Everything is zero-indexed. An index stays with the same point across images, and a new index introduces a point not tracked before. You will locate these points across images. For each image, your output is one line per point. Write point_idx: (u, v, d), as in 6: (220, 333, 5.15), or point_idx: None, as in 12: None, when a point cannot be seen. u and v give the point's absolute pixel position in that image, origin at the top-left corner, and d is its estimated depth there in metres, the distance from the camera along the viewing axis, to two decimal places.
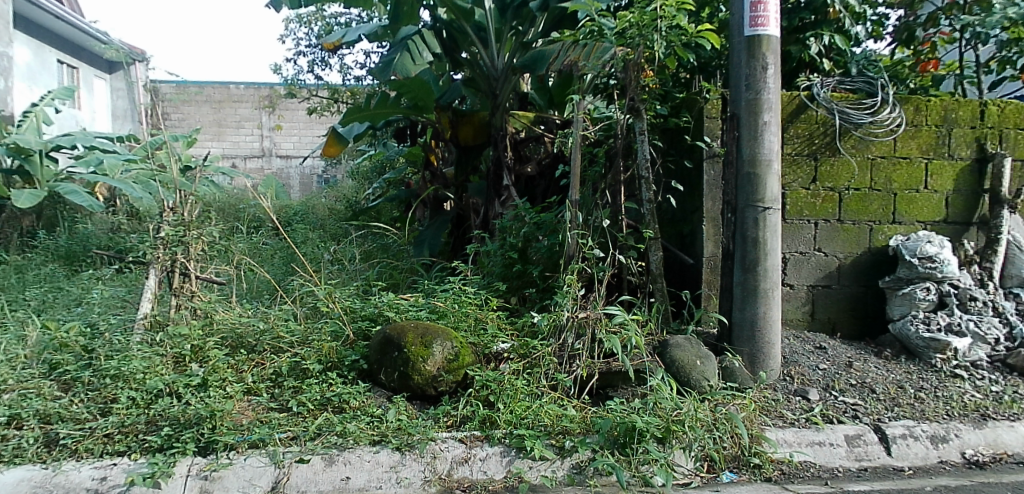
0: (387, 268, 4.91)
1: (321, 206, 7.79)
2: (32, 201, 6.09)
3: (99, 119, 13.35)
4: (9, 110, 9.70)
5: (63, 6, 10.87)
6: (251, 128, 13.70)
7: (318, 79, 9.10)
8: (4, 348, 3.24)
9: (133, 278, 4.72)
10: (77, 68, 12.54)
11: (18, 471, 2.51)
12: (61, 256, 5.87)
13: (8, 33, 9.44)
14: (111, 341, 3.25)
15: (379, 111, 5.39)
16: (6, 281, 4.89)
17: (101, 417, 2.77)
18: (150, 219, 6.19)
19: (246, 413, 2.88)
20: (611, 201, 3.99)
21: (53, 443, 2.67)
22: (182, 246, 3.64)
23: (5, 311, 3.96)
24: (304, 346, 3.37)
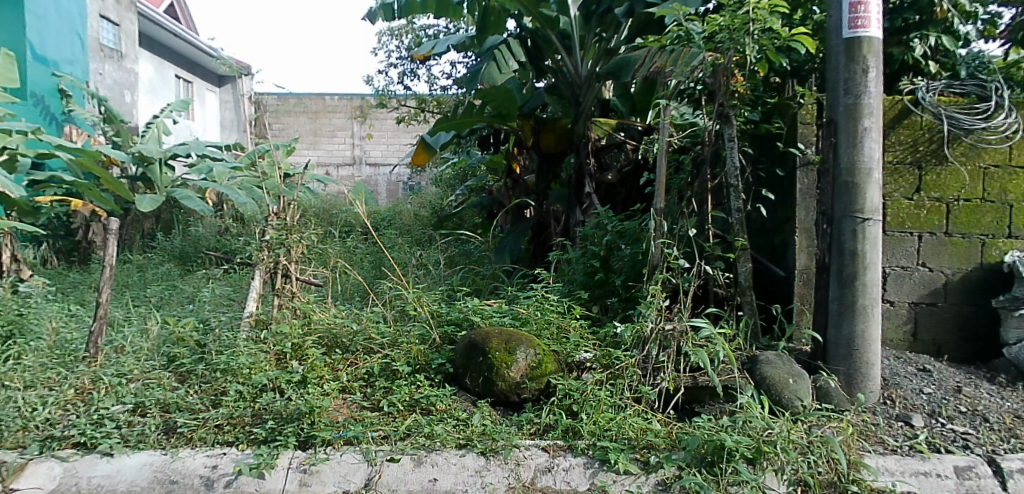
0: (470, 274, 5.03)
1: (407, 212, 8.04)
2: (153, 205, 6.61)
3: (209, 130, 14.36)
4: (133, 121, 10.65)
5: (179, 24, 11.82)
6: (344, 137, 14.35)
7: (408, 89, 9.40)
8: (131, 341, 3.56)
9: (239, 278, 5.06)
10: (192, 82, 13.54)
11: (142, 455, 2.74)
12: (175, 256, 6.37)
13: (133, 50, 10.44)
14: (221, 337, 3.50)
15: (464, 119, 5.51)
16: (129, 278, 5.35)
17: (213, 408, 2.99)
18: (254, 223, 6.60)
19: (342, 410, 3.05)
20: (697, 210, 3.90)
21: (171, 430, 2.90)
22: (284, 249, 3.87)
23: (132, 307, 4.37)
24: (394, 347, 3.52)
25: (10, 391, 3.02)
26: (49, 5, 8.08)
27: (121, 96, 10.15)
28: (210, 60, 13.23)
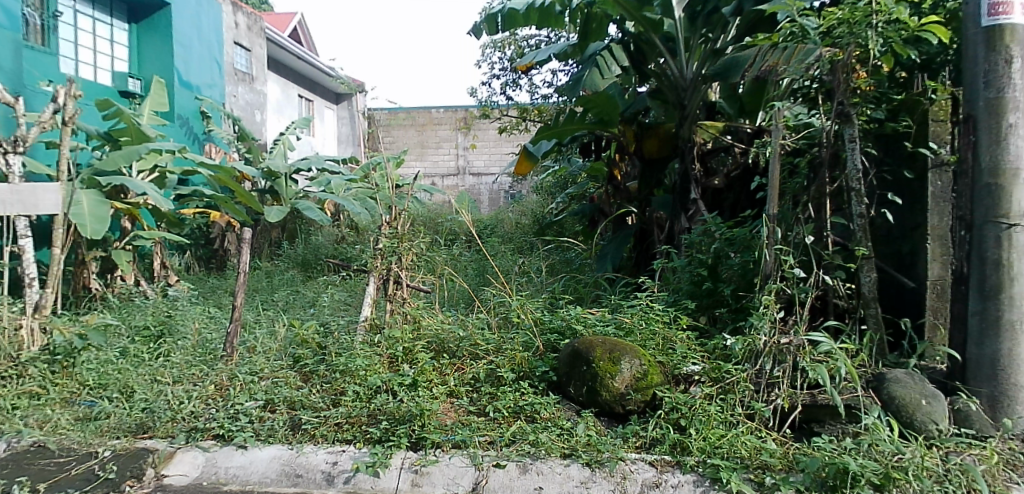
0: (572, 282, 5.04)
1: (509, 220, 8.18)
2: (279, 215, 7.17)
3: (327, 144, 15.31)
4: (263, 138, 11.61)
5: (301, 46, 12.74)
6: (449, 148, 14.83)
7: (510, 99, 9.55)
8: (262, 342, 3.91)
9: (355, 285, 5.38)
10: (313, 101, 14.51)
11: (271, 449, 2.96)
12: (298, 263, 6.88)
13: (262, 73, 11.40)
14: (339, 339, 3.75)
15: (566, 127, 5.52)
16: (259, 283, 5.84)
17: (333, 407, 3.19)
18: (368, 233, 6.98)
19: (450, 413, 3.15)
20: (814, 216, 3.68)
21: (296, 427, 3.13)
22: (395, 257, 4.07)
23: (262, 311, 4.76)
24: (498, 354, 3.59)
25: (164, 386, 3.48)
26: (193, 35, 8.96)
27: (252, 116, 11.11)
28: (329, 79, 14.10)
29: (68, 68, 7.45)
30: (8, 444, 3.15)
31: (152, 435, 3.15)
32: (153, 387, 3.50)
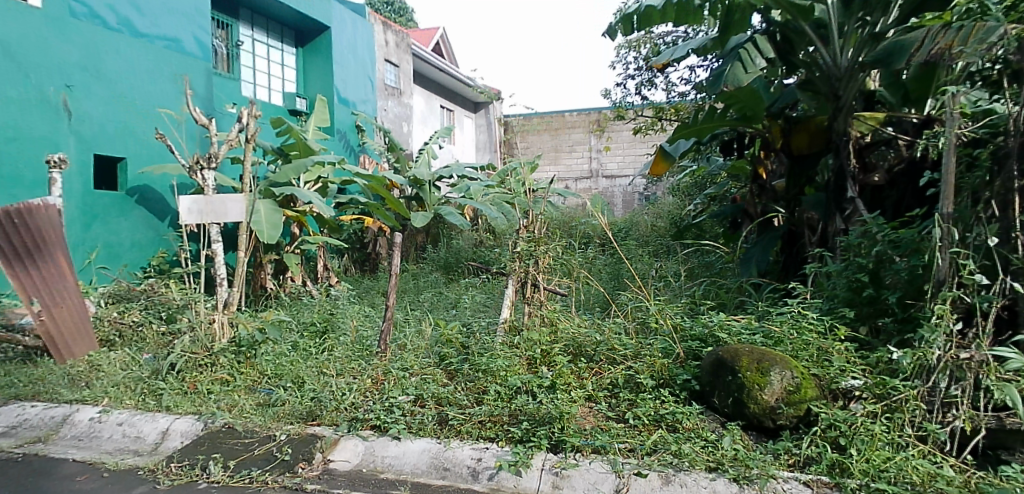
0: (712, 287, 4.90)
1: (645, 223, 8.06)
2: (424, 220, 7.60)
3: (467, 151, 15.94)
4: (410, 148, 12.44)
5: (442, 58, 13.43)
6: (582, 151, 14.88)
7: (645, 99, 9.38)
8: (412, 339, 4.40)
9: (496, 290, 5.62)
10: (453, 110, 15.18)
11: (422, 442, 3.22)
12: (441, 266, 7.46)
13: (409, 87, 12.28)
14: (480, 340, 4.03)
15: (706, 124, 5.31)
16: (409, 285, 6.49)
17: (476, 405, 3.42)
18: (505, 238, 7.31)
19: (589, 418, 3.20)
20: (1000, 215, 3.13)
21: (443, 421, 3.38)
22: (533, 260, 4.17)
23: (410, 310, 5.40)
24: (636, 359, 3.57)
25: (329, 378, 3.98)
26: (348, 56, 10.08)
27: (399, 128, 12.04)
28: (467, 88, 14.69)
29: (249, 91, 8.69)
30: (204, 424, 3.69)
31: (320, 423, 3.58)
32: (320, 378, 4.00)
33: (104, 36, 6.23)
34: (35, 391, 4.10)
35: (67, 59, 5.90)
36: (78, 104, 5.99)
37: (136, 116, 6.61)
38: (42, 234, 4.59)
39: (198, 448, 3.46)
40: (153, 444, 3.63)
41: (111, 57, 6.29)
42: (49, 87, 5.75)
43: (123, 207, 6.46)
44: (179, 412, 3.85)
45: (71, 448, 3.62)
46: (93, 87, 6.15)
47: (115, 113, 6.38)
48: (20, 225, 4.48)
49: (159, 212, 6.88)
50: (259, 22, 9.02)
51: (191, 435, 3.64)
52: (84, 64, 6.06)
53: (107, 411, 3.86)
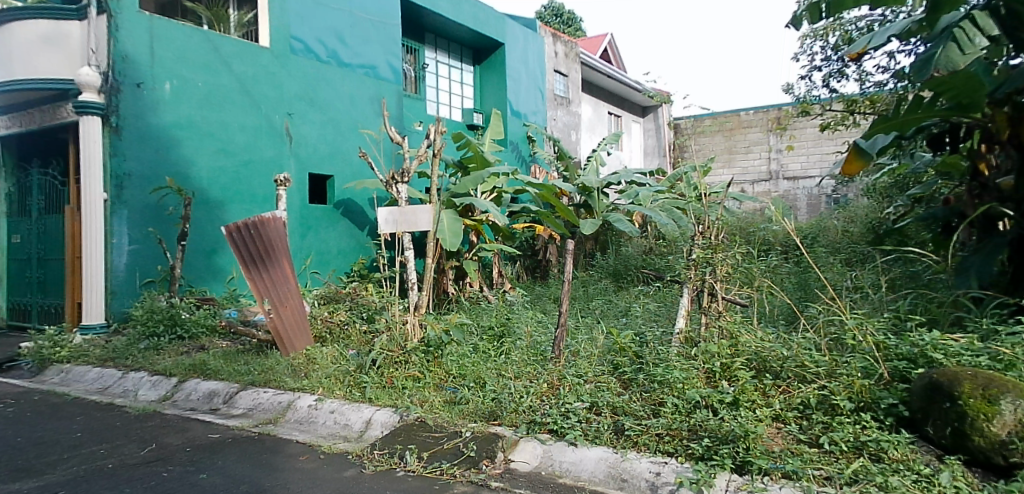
0: (920, 301, 4.38)
1: (835, 229, 7.40)
2: (592, 228, 7.76)
3: (635, 157, 15.75)
4: (578, 155, 12.68)
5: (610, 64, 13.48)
6: (760, 152, 14.01)
7: (834, 92, 8.57)
8: (586, 347, 4.47)
9: (673, 301, 5.52)
10: (621, 116, 15.10)
11: (598, 450, 3.27)
12: (610, 273, 7.47)
13: (577, 95, 12.67)
14: (655, 350, 3.97)
15: (910, 116, 4.64)
16: (579, 293, 6.63)
17: (654, 417, 3.39)
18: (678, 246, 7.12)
19: (777, 439, 3.02)
20: None
21: (619, 431, 3.40)
22: (710, 268, 4.00)
23: (582, 317, 5.54)
24: (831, 379, 3.27)
25: (508, 380, 4.19)
26: (520, 68, 11.03)
27: (569, 136, 12.50)
28: (636, 92, 14.54)
29: (433, 109, 10.11)
30: (399, 416, 4.06)
31: (501, 423, 3.78)
32: (500, 380, 4.23)
33: (315, 69, 8.08)
34: (266, 379, 4.82)
35: (289, 92, 7.76)
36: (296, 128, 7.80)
37: (338, 135, 8.39)
38: (269, 243, 5.42)
39: (395, 439, 3.82)
40: (358, 431, 4.08)
41: (319, 88, 8.09)
42: (277, 115, 7.61)
43: (332, 220, 8.20)
44: (379, 404, 4.29)
45: (295, 430, 4.18)
46: (307, 113, 7.97)
47: (323, 134, 8.18)
48: (253, 235, 5.31)
49: (358, 222, 8.61)
50: (441, 45, 10.39)
51: (390, 426, 4.02)
52: (301, 95, 7.91)
53: (322, 399, 4.42)
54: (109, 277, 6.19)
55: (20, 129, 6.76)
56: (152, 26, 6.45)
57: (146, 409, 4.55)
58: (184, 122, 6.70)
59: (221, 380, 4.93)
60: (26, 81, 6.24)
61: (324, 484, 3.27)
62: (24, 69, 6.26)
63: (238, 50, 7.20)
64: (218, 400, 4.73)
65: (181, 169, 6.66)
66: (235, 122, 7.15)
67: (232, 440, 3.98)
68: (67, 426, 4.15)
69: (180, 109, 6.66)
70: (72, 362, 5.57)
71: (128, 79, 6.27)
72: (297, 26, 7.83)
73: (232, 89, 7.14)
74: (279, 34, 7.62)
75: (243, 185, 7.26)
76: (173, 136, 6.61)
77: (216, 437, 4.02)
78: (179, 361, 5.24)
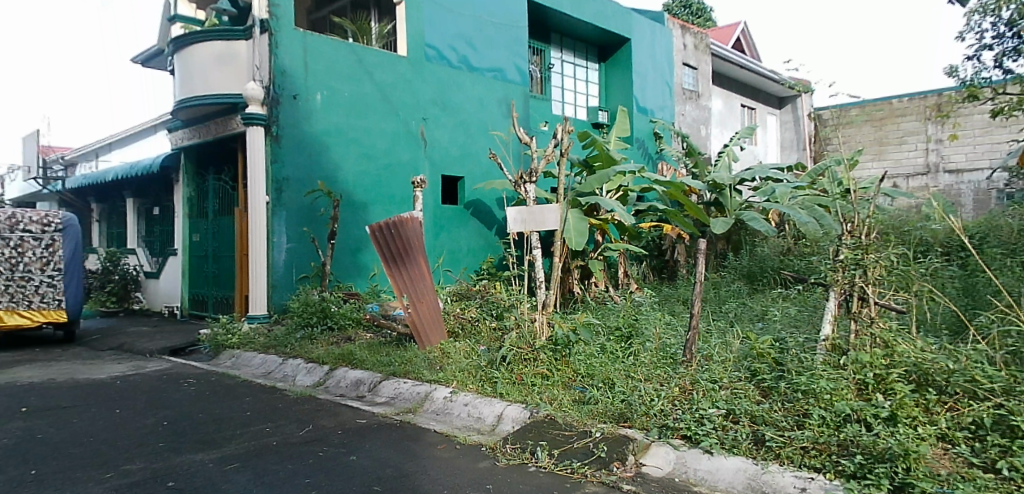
0: None
1: (1011, 228, 6.57)
2: (724, 227, 7.44)
3: (770, 152, 14.87)
4: (709, 152, 12.20)
5: (743, 55, 12.84)
6: (916, 143, 12.72)
7: (1009, 73, 7.56)
8: (720, 352, 4.31)
9: (817, 305, 5.18)
10: (755, 108, 14.32)
11: (737, 460, 3.16)
12: (744, 275, 7.13)
13: (707, 88, 12.19)
14: (798, 358, 3.75)
15: None
16: (710, 295, 6.42)
17: (798, 429, 3.19)
18: (825, 247, 6.55)
19: (944, 462, 2.79)
20: None
21: (759, 441, 3.25)
22: (860, 269, 3.67)
23: (714, 321, 5.34)
24: (1009, 397, 2.96)
25: (638, 382, 4.12)
26: (647, 63, 10.82)
27: (698, 131, 12.06)
28: (772, 83, 13.73)
29: (558, 109, 10.18)
30: (530, 413, 4.14)
31: (631, 425, 3.74)
32: (630, 381, 4.18)
33: (448, 74, 8.43)
34: (406, 370, 5.12)
35: (424, 98, 8.17)
36: (430, 132, 8.21)
37: (469, 137, 8.71)
38: (408, 242, 5.66)
39: (526, 434, 3.91)
40: (491, 425, 4.22)
41: (451, 92, 8.45)
42: (413, 121, 8.05)
43: (462, 220, 8.54)
44: (510, 399, 4.40)
45: (432, 420, 4.41)
46: (441, 117, 8.35)
47: (455, 137, 8.53)
48: (393, 234, 5.68)
49: (487, 222, 8.88)
50: (567, 44, 10.44)
51: (521, 421, 4.12)
52: (435, 100, 8.29)
53: (457, 392, 4.62)
54: (271, 272, 6.86)
55: (199, 139, 7.65)
56: (304, 42, 7.08)
57: (303, 394, 5.01)
58: (332, 130, 7.29)
59: (366, 370, 5.31)
60: (203, 97, 7.06)
61: (461, 473, 3.41)
62: (202, 86, 7.09)
63: (378, 60, 7.70)
64: (364, 387, 5.11)
65: (330, 173, 7.27)
66: (375, 128, 7.67)
67: (376, 426, 4.26)
68: (238, 405, 4.67)
69: (328, 118, 7.26)
70: (240, 348, 6.24)
71: (285, 92, 6.92)
72: (431, 34, 8.23)
73: (373, 97, 7.65)
74: (415, 43, 8.04)
75: (383, 187, 7.75)
76: (323, 143, 7.22)
77: (363, 422, 4.34)
78: (330, 350, 5.72)
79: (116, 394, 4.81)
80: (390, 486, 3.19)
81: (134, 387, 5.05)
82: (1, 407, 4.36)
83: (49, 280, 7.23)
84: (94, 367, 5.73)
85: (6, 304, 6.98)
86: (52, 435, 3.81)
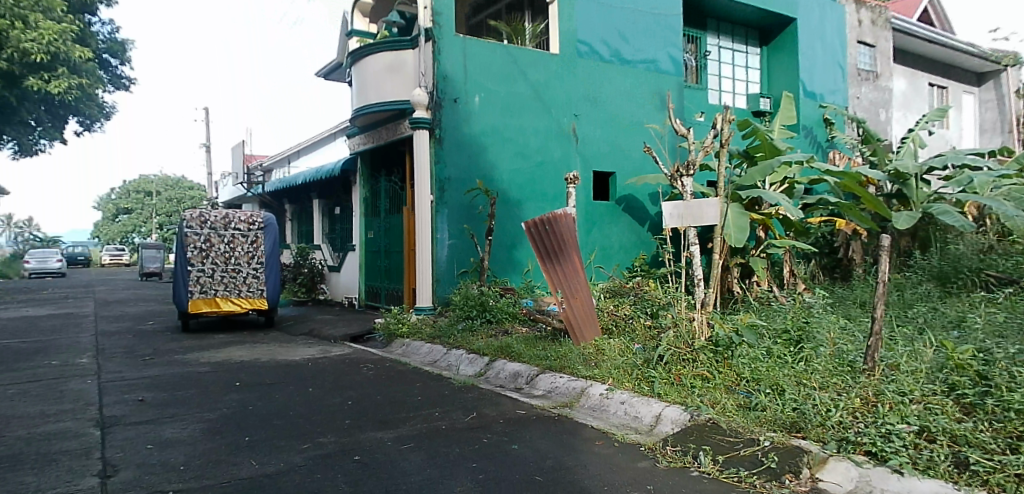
0: None
1: None
2: (910, 221, 6.64)
3: (966, 136, 12.98)
4: (890, 138, 10.98)
5: (932, 27, 11.39)
6: None
7: None
8: (907, 360, 3.90)
9: None
10: (946, 87, 12.61)
11: (932, 483, 2.83)
12: (934, 276, 6.31)
13: (887, 67, 10.97)
14: (1009, 373, 3.30)
15: None
16: (892, 297, 5.79)
17: (1012, 453, 2.83)
18: None
19: None
20: None
21: (962, 464, 2.90)
22: None
23: (899, 327, 4.79)
24: None
25: (811, 391, 3.82)
26: (815, 43, 9.98)
27: (876, 115, 10.90)
28: (969, 56, 12.01)
29: (715, 98, 9.73)
30: (690, 415, 4.00)
31: (805, 436, 3.48)
32: (801, 389, 3.89)
33: (600, 69, 8.39)
34: (562, 365, 5.19)
35: (576, 94, 8.20)
36: (582, 128, 8.23)
37: (621, 132, 8.60)
38: (561, 239, 5.72)
39: (687, 437, 3.79)
40: (649, 425, 4.14)
41: (604, 87, 8.41)
42: (565, 118, 8.13)
43: (615, 216, 8.47)
44: (669, 400, 4.29)
45: (590, 416, 4.42)
46: (592, 113, 8.34)
47: (607, 132, 8.47)
48: (548, 231, 5.77)
49: (640, 218, 8.71)
50: (725, 29, 9.91)
51: (681, 423, 3.99)
52: (587, 95, 8.29)
53: (613, 390, 4.59)
54: (435, 267, 7.31)
55: (372, 143, 8.32)
56: (464, 47, 7.42)
57: (466, 382, 5.28)
58: (489, 130, 7.59)
59: (523, 363, 5.46)
60: (376, 105, 7.66)
61: (621, 470, 3.39)
62: (375, 95, 7.71)
63: (532, 59, 7.87)
64: (522, 380, 5.26)
65: (487, 172, 7.58)
66: (529, 127, 7.86)
67: (535, 418, 4.37)
68: (410, 390, 5.03)
69: (486, 119, 7.56)
70: (409, 337, 6.72)
71: (447, 96, 7.32)
72: (583, 30, 8.26)
73: (528, 96, 7.84)
74: (567, 40, 8.11)
75: (537, 185, 7.92)
76: (480, 143, 7.54)
77: (523, 413, 4.47)
78: (490, 343, 5.96)
79: (308, 374, 5.41)
80: (551, 478, 3.24)
81: (322, 369, 5.64)
82: (220, 381, 5.09)
83: (254, 272, 8.28)
84: (290, 350, 6.49)
85: (222, 291, 8.10)
86: (260, 407, 4.38)
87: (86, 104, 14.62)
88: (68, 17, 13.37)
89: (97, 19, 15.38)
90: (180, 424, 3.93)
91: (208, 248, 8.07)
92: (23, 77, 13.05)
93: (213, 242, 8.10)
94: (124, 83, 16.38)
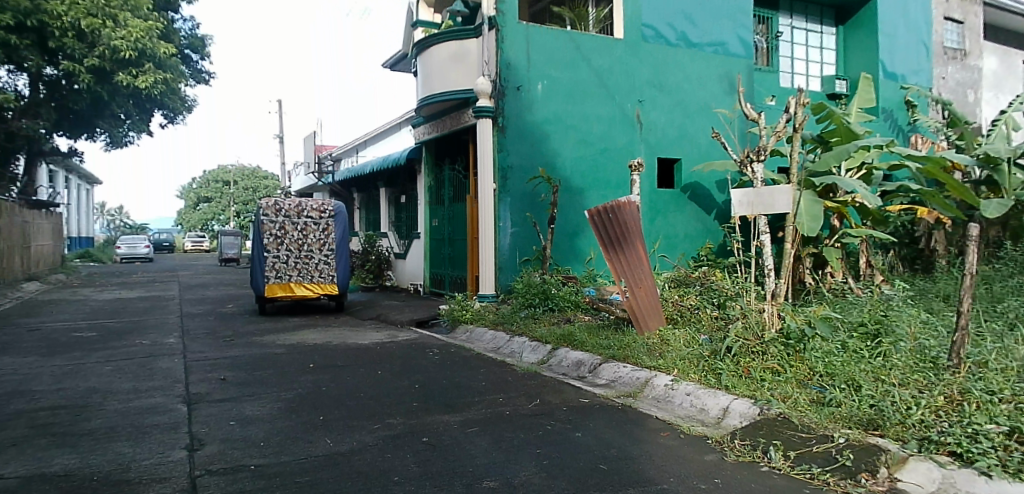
0: None
1: None
2: (1001, 210, 6.20)
3: None
4: (978, 121, 10.36)
5: None
6: None
7: None
8: (995, 359, 3.70)
9: None
10: None
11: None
12: None
13: (977, 45, 10.29)
14: None
15: None
16: (979, 291, 5.44)
17: None
18: None
19: None
20: None
21: None
22: None
23: (988, 322, 4.51)
24: None
25: (890, 387, 3.65)
26: (898, 21, 9.42)
27: (965, 96, 10.21)
28: None
29: (787, 81, 9.33)
30: (760, 409, 3.88)
31: (883, 435, 3.32)
32: (880, 385, 3.71)
33: (666, 53, 8.19)
34: (625, 355, 5.13)
35: (641, 80, 8.04)
36: (647, 114, 8.07)
37: (688, 118, 8.38)
38: (625, 227, 5.64)
39: (757, 432, 3.68)
40: (716, 417, 4.05)
41: (670, 72, 8.21)
42: (629, 103, 7.98)
43: (680, 204, 8.29)
44: (737, 393, 4.17)
45: (654, 406, 4.36)
46: (658, 98, 8.16)
47: (672, 118, 8.27)
48: (611, 219, 5.70)
49: (706, 206, 8.49)
50: (799, 8, 9.47)
51: (749, 417, 3.88)
52: (652, 81, 8.12)
53: (678, 381, 4.51)
54: (497, 255, 7.37)
55: (436, 133, 8.44)
56: (527, 34, 7.39)
57: (529, 370, 5.31)
58: (551, 118, 7.55)
59: (586, 351, 5.44)
60: (440, 94, 7.75)
61: (687, 462, 3.33)
62: (439, 85, 7.80)
63: (595, 45, 7.77)
64: (585, 368, 5.25)
65: (550, 160, 7.55)
66: (593, 113, 7.77)
67: (599, 407, 4.35)
68: (474, 376, 5.10)
69: (549, 106, 7.53)
70: (473, 323, 6.81)
71: (510, 84, 7.31)
72: (649, 13, 8.08)
73: (591, 82, 7.75)
74: (632, 24, 7.96)
75: (600, 173, 7.83)
76: (543, 130, 7.51)
77: (586, 401, 4.47)
78: (552, 331, 5.97)
79: (376, 357, 5.58)
80: (615, 466, 3.22)
81: (389, 353, 5.79)
82: (295, 362, 5.32)
83: (325, 259, 8.57)
84: (359, 334, 6.70)
85: (295, 277, 8.43)
86: (333, 389, 4.55)
87: (171, 98, 15.46)
88: (153, 15, 14.13)
89: (179, 16, 16.19)
90: (259, 402, 4.13)
91: (282, 235, 8.40)
92: (114, 73, 13.91)
93: (287, 229, 8.43)
94: (204, 76, 17.21)
